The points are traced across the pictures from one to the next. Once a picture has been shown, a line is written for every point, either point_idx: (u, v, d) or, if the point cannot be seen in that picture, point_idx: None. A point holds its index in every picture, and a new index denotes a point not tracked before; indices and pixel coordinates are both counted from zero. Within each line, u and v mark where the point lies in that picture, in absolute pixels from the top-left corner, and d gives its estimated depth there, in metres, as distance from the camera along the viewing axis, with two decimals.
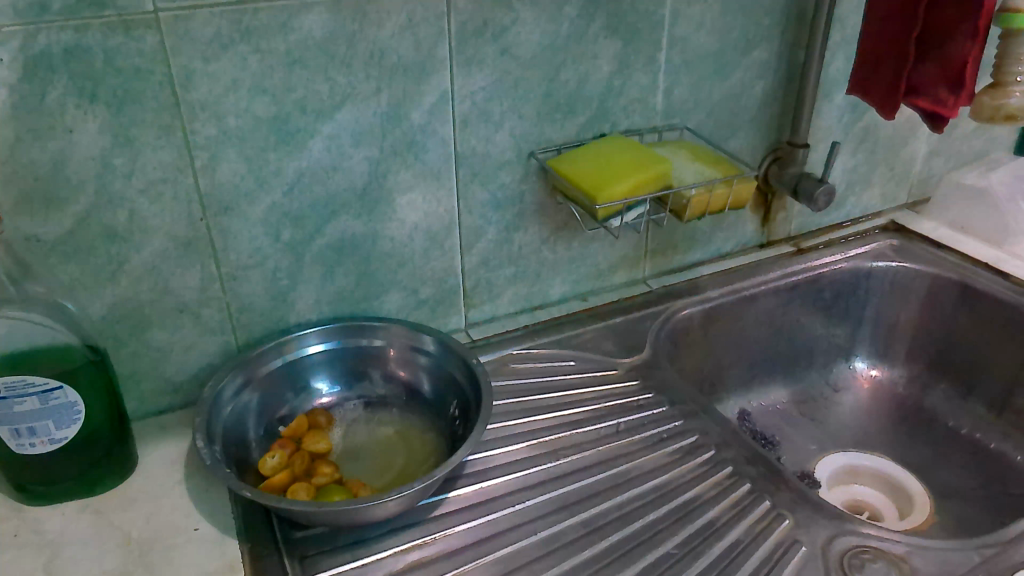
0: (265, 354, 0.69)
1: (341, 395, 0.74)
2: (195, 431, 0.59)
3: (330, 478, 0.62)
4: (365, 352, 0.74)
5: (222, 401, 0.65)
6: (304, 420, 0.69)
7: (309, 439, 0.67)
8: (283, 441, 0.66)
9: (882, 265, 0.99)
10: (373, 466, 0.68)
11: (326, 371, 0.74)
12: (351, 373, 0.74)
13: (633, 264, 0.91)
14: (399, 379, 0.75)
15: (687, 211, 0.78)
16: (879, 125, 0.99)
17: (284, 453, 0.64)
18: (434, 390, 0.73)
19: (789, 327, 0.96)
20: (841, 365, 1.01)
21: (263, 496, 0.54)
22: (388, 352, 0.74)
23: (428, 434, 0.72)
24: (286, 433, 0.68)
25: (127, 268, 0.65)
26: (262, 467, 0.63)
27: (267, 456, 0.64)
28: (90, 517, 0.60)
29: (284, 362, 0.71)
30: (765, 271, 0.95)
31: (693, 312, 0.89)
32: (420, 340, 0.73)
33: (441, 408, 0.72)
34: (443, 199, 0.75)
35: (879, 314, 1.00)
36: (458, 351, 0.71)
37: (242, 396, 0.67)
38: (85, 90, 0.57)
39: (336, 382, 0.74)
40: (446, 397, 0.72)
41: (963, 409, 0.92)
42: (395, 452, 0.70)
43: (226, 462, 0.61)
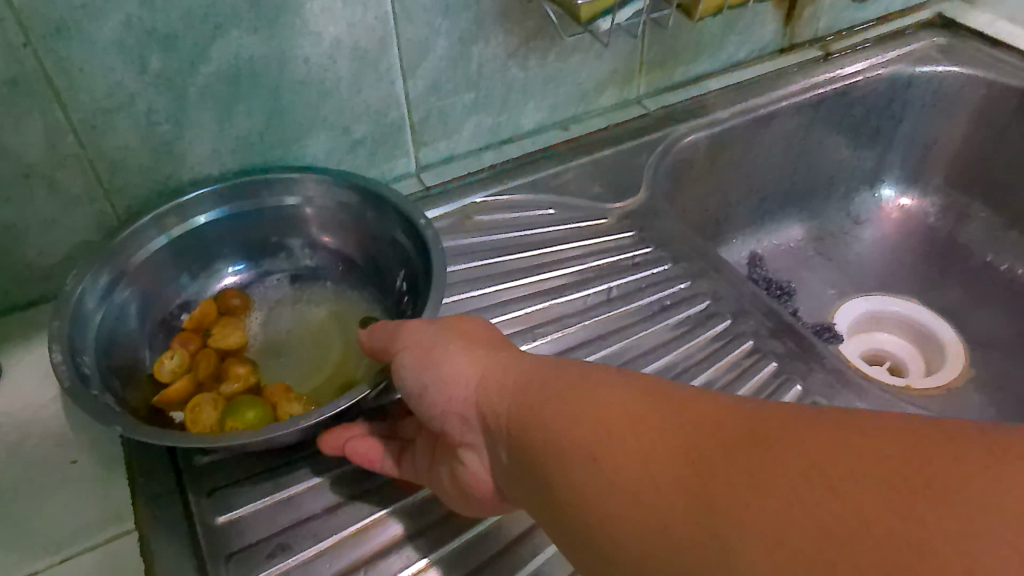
0: (148, 227, 0.53)
1: (257, 273, 0.60)
2: (51, 351, 0.44)
3: (242, 385, 0.50)
4: (278, 215, 0.58)
5: (93, 295, 0.49)
6: (210, 307, 0.56)
7: (217, 334, 0.54)
8: (186, 334, 0.54)
9: (927, 70, 0.81)
10: (302, 359, 0.55)
11: (237, 239, 0.58)
12: (265, 244, 0.60)
13: (626, 82, 0.73)
14: (325, 247, 0.60)
15: (699, 9, 0.59)
16: None
17: (185, 352, 0.52)
18: (373, 259, 0.59)
19: (809, 152, 0.80)
20: (864, 193, 0.86)
21: (142, 433, 0.40)
22: (308, 213, 0.59)
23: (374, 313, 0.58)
24: (191, 324, 0.55)
25: None
26: (158, 374, 0.50)
27: (164, 356, 0.51)
28: None
29: (167, 242, 0.55)
30: (785, 83, 0.77)
31: (698, 139, 0.72)
32: (348, 197, 0.58)
33: (385, 279, 0.58)
34: (372, 3, 0.55)
35: (915, 132, 0.84)
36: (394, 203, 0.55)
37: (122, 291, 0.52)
38: None
39: (246, 257, 0.60)
40: (390, 267, 0.58)
41: (1003, 241, 0.80)
42: (330, 338, 0.57)
43: (104, 381, 0.47)
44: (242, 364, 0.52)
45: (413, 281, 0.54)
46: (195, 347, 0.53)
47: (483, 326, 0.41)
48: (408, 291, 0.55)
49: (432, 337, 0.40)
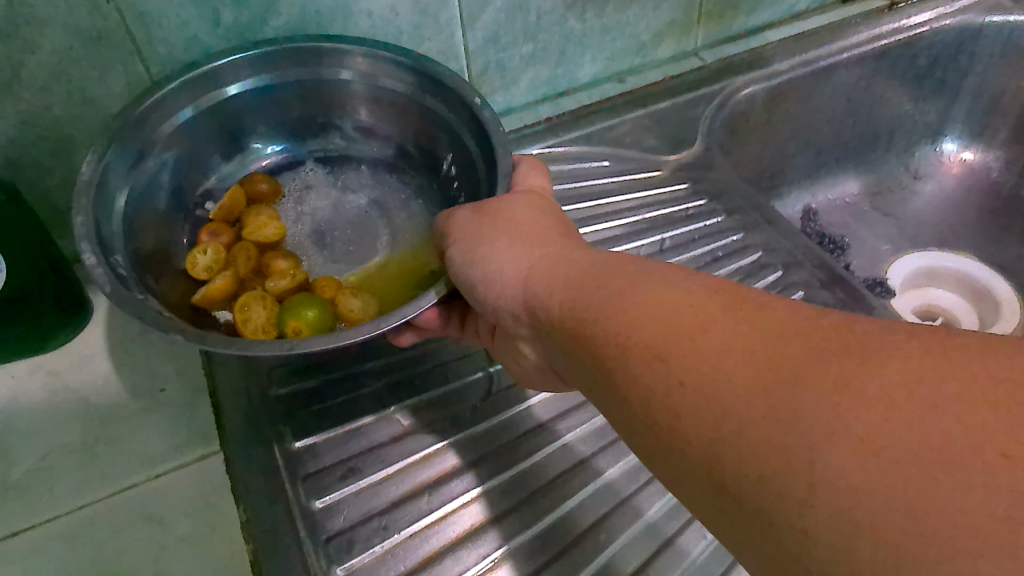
0: (172, 98, 0.52)
1: (291, 154, 0.62)
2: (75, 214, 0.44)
3: (292, 280, 0.53)
4: (319, 88, 0.58)
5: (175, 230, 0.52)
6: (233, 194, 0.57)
7: (253, 223, 0.56)
8: (216, 226, 0.56)
9: (999, 19, 0.77)
10: (341, 252, 0.58)
11: (266, 117, 0.59)
12: (301, 118, 0.60)
13: (684, 32, 0.72)
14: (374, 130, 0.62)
15: None
16: None
17: (218, 248, 0.53)
18: (421, 145, 0.60)
19: (869, 104, 0.79)
20: (925, 147, 0.85)
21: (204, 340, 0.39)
22: (353, 89, 0.58)
23: (416, 204, 0.62)
24: (218, 215, 0.57)
25: (26, 75, 0.49)
26: (195, 270, 0.53)
27: (196, 251, 0.53)
28: (44, 379, 0.51)
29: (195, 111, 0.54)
30: (847, 33, 0.75)
31: (755, 91, 0.72)
32: (395, 77, 0.56)
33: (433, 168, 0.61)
34: None
35: (982, 84, 0.80)
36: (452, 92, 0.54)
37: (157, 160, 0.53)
38: None
39: (283, 136, 0.61)
40: (436, 151, 0.59)
41: None
42: (368, 232, 0.60)
43: (136, 275, 0.48)
44: (285, 259, 0.54)
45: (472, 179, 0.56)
46: (227, 240, 0.55)
47: (528, 201, 0.42)
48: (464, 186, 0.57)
49: (478, 233, 0.41)
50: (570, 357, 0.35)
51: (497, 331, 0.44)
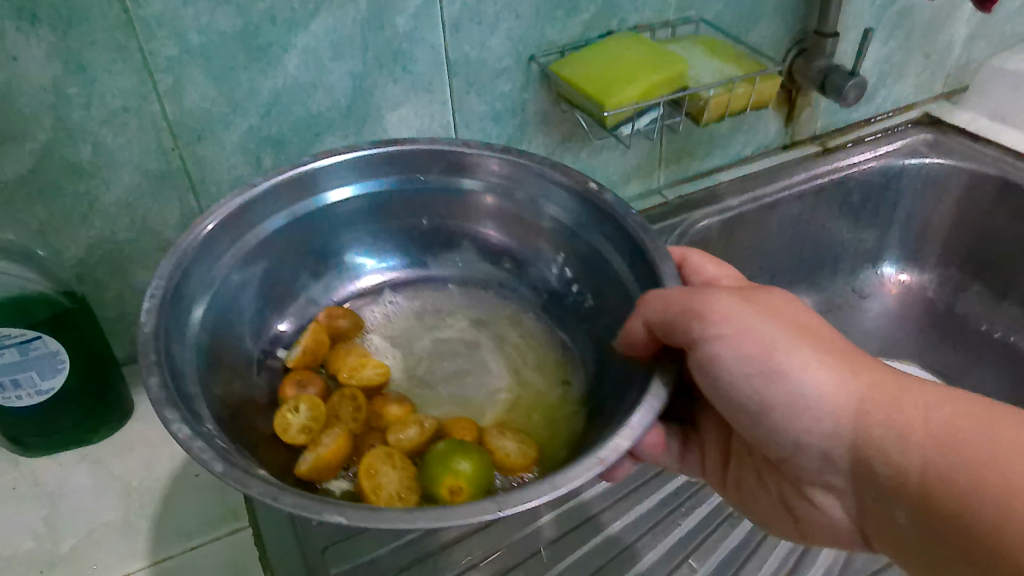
0: (266, 202, 0.56)
1: (392, 270, 0.68)
2: (153, 280, 0.48)
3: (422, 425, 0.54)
4: (421, 193, 0.62)
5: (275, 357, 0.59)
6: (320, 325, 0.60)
7: (348, 368, 0.58)
8: (302, 376, 0.57)
9: (915, 162, 0.91)
10: (453, 402, 0.60)
11: (371, 227, 0.65)
12: (402, 226, 0.65)
13: (648, 174, 0.85)
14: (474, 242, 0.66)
15: (705, 115, 0.72)
16: (919, 8, 0.89)
17: (312, 405, 0.54)
18: (539, 263, 0.65)
19: (813, 233, 0.91)
20: (868, 271, 0.96)
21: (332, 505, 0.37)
22: (460, 199, 0.63)
23: (525, 317, 0.67)
24: (297, 363, 0.58)
25: (100, 207, 0.60)
26: (289, 431, 0.52)
27: (288, 411, 0.53)
28: (89, 466, 0.59)
29: (286, 219, 0.58)
30: (788, 174, 0.88)
31: (711, 223, 0.83)
32: (491, 181, 0.61)
33: (539, 270, 0.65)
34: (437, 114, 0.70)
35: (911, 215, 0.93)
36: (545, 176, 0.59)
37: (248, 269, 0.57)
38: (23, 11, 0.51)
39: (385, 253, 0.67)
40: (542, 247, 0.64)
41: (997, 312, 0.89)
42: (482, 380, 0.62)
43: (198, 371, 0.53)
44: (398, 405, 0.55)
45: (590, 276, 0.61)
46: (317, 392, 0.56)
47: (790, 299, 0.47)
48: (585, 284, 0.61)
49: (772, 340, 0.43)
50: (922, 520, 0.39)
51: (791, 477, 0.48)
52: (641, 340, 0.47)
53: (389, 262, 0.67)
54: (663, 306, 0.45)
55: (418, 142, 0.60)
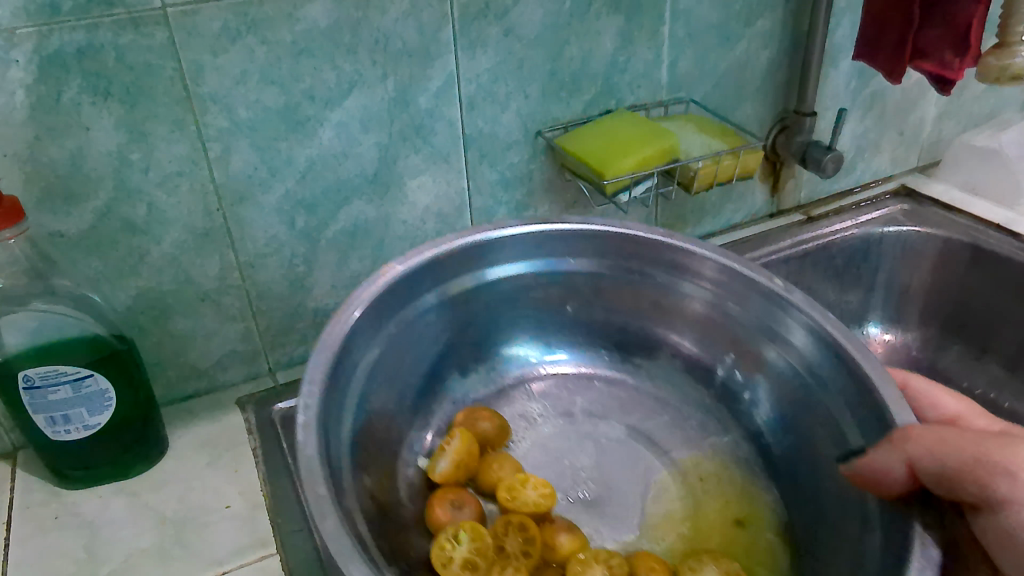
0: (444, 264, 0.66)
1: (558, 363, 0.76)
2: (306, 382, 0.51)
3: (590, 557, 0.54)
4: (568, 279, 0.72)
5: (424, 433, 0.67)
6: (467, 435, 0.63)
7: (513, 493, 0.58)
8: (460, 496, 0.59)
9: (893, 230, 0.98)
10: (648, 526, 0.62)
11: (535, 315, 0.74)
12: (557, 320, 0.75)
13: None
14: (639, 338, 0.74)
15: (695, 183, 0.79)
16: (887, 91, 0.99)
17: (476, 539, 0.54)
18: (721, 368, 0.71)
19: (801, 295, 0.97)
20: (854, 331, 1.02)
21: None
22: (667, 301, 0.71)
23: (692, 424, 0.71)
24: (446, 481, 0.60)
25: (149, 260, 0.67)
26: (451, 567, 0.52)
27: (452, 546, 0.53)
28: (126, 499, 0.63)
29: (439, 295, 0.67)
30: (774, 241, 0.95)
31: None
32: (680, 285, 0.69)
33: (727, 391, 0.71)
34: (453, 181, 0.77)
35: (892, 279, 1.00)
36: (777, 299, 0.63)
37: (440, 315, 0.68)
38: (99, 87, 0.59)
39: (543, 349, 0.76)
40: (715, 355, 0.71)
41: (975, 369, 0.95)
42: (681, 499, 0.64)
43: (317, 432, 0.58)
44: (568, 538, 0.55)
45: (784, 410, 0.65)
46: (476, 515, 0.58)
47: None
48: (787, 414, 0.64)
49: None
50: None
51: None
52: (898, 479, 0.46)
53: (558, 356, 0.76)
54: (936, 445, 0.45)
55: (601, 225, 0.69)
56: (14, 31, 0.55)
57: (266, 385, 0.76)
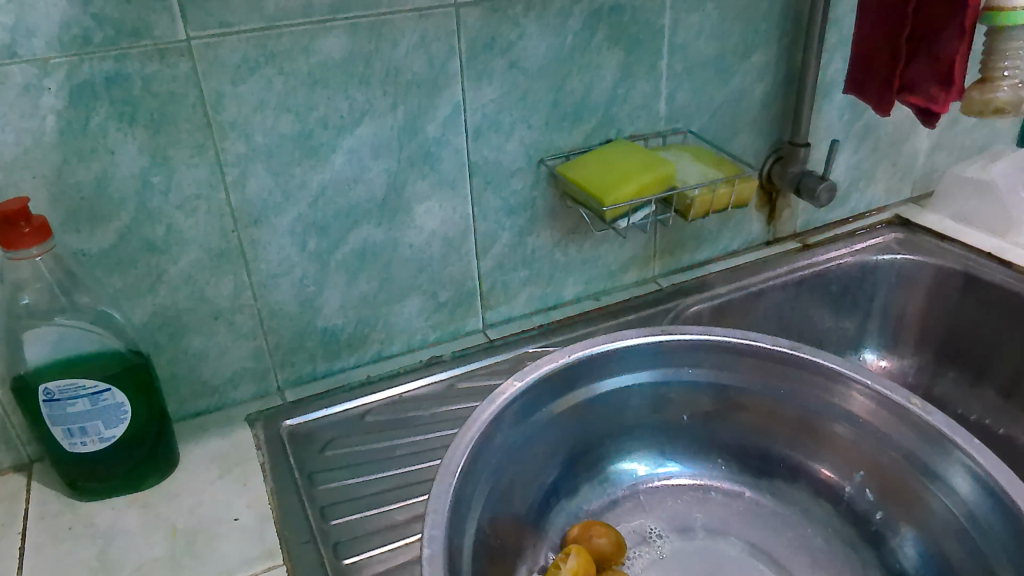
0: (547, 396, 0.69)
1: (665, 474, 0.79)
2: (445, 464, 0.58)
3: None
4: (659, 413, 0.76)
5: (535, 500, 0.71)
6: (585, 557, 0.63)
7: None
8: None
9: (887, 258, 1.00)
10: None
11: (635, 415, 0.77)
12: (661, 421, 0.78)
13: (643, 264, 0.95)
14: (744, 444, 0.77)
15: (692, 211, 0.82)
16: (879, 123, 1.02)
17: None
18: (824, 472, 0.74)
19: (798, 321, 0.99)
20: (851, 356, 1.03)
21: None
22: (711, 396, 0.75)
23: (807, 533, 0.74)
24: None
25: (166, 278, 0.70)
26: None
27: None
28: (138, 510, 0.65)
29: (552, 411, 0.70)
30: (772, 268, 0.97)
31: (702, 308, 0.91)
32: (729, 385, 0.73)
33: (852, 499, 0.73)
34: (459, 206, 0.80)
35: (887, 306, 1.02)
36: (839, 376, 0.68)
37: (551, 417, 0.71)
38: (125, 114, 0.62)
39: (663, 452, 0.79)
40: (865, 508, 0.72)
41: (971, 396, 0.96)
42: None
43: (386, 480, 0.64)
44: None
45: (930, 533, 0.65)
46: None
47: None
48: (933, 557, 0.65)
49: None
50: None
51: None
52: None
53: (666, 467, 0.79)
54: None
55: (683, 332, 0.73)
56: (48, 60, 0.58)
57: (275, 403, 0.78)
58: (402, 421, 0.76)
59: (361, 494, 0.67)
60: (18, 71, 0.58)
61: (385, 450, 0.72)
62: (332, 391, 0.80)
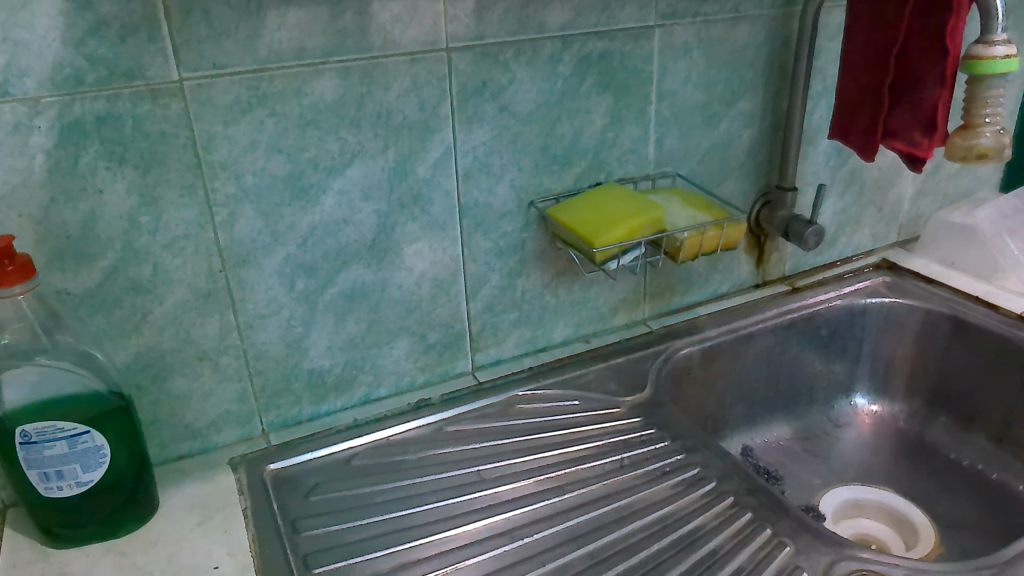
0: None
1: None
2: None
3: None
4: None
5: None
6: None
7: None
8: None
9: (876, 302, 1.01)
10: None
11: None
12: None
13: (633, 306, 0.95)
14: None
15: (681, 253, 0.82)
16: (864, 169, 1.04)
17: None
18: None
19: (788, 365, 0.98)
20: (841, 401, 1.03)
21: None
22: None
23: None
24: None
25: (151, 318, 0.69)
26: None
27: None
28: (113, 559, 0.63)
29: None
30: (761, 311, 0.98)
31: (692, 351, 0.91)
32: None
33: None
34: (448, 247, 0.80)
35: (877, 350, 1.02)
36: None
37: None
38: (115, 153, 0.62)
39: None
40: None
41: (963, 441, 0.94)
42: None
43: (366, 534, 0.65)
44: None
45: None
46: None
47: None
48: None
49: None
50: None
51: None
52: None
53: None
54: None
55: None
56: (40, 100, 0.58)
57: (259, 447, 0.77)
58: (389, 465, 0.75)
59: (344, 542, 0.66)
60: (8, 110, 0.57)
61: (371, 495, 0.71)
62: (319, 434, 0.78)
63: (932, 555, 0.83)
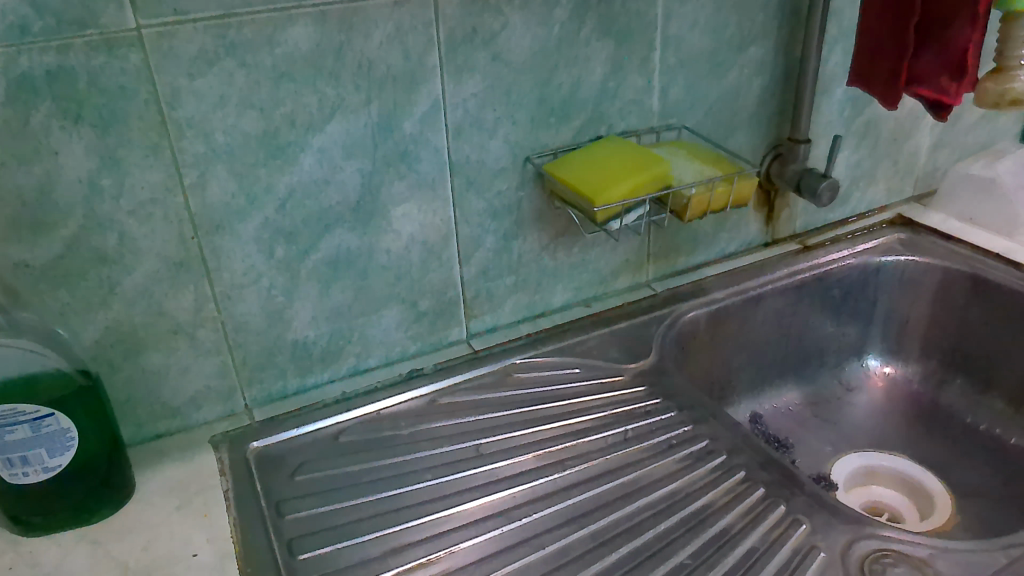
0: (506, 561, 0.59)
1: None
2: None
3: None
4: None
5: None
6: None
7: None
8: None
9: (891, 260, 0.96)
10: None
11: None
12: None
13: (636, 268, 0.90)
14: None
15: (688, 212, 0.77)
16: (881, 119, 0.98)
17: None
18: None
19: (799, 327, 0.94)
20: (853, 363, 0.99)
21: None
22: None
23: None
24: None
25: (120, 291, 0.64)
26: None
27: None
28: (86, 548, 0.59)
29: None
30: (770, 271, 0.93)
31: (698, 314, 0.86)
32: None
33: None
34: (439, 209, 0.74)
35: (891, 310, 0.98)
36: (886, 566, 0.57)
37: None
38: (70, 111, 0.56)
39: None
40: None
41: (980, 406, 0.90)
42: None
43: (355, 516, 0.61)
44: None
45: None
46: None
47: None
48: None
49: None
50: None
51: None
52: None
53: None
54: None
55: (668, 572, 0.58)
56: None
57: (242, 423, 0.73)
58: (379, 441, 0.71)
59: (333, 525, 0.62)
60: None
61: (361, 474, 0.67)
62: (305, 409, 0.74)
63: (947, 526, 0.80)
